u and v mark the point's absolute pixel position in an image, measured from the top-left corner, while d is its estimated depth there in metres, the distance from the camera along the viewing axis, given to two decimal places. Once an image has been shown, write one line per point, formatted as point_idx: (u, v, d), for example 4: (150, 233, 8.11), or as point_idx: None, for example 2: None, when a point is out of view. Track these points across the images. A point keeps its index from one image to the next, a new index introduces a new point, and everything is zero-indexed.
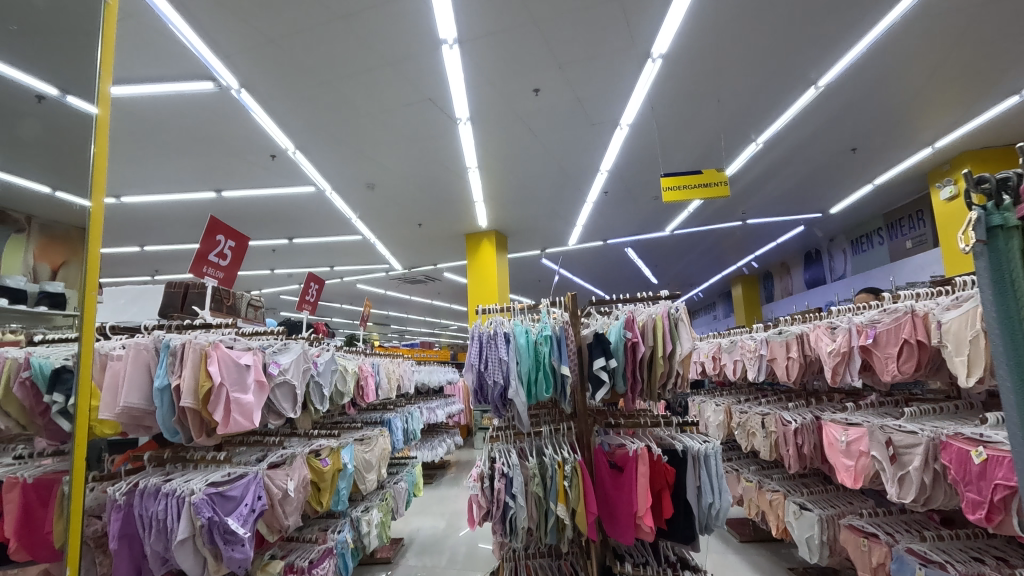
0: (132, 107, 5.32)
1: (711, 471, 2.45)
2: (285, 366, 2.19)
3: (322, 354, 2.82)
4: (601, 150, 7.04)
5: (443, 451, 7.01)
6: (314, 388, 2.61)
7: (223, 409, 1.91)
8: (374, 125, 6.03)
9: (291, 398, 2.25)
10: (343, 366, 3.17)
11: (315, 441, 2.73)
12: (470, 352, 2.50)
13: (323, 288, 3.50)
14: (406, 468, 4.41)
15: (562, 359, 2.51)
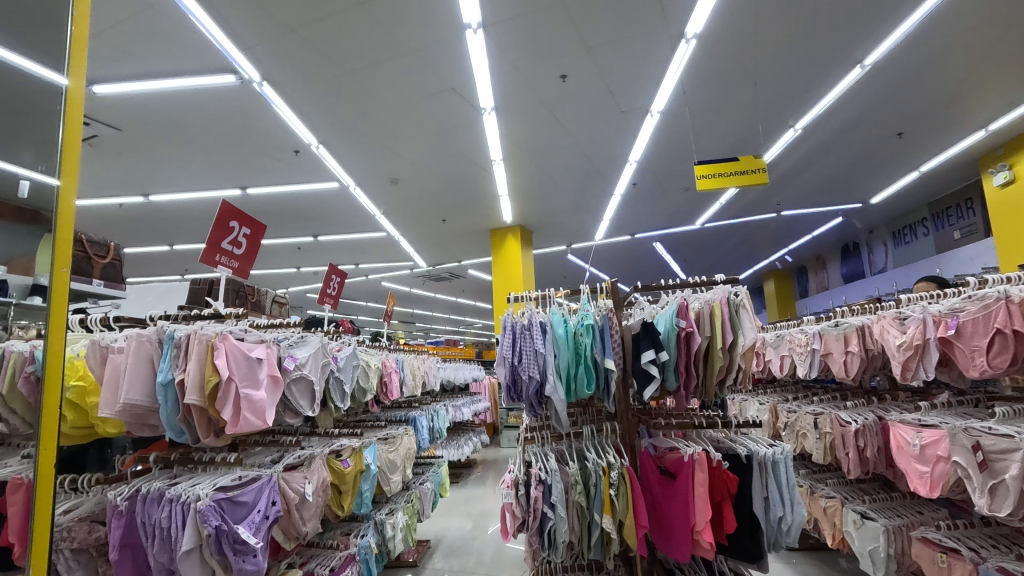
0: (158, 102, 5.31)
1: (781, 480, 2.26)
2: (301, 361, 2.07)
3: (343, 348, 2.69)
4: (630, 139, 6.80)
5: (470, 450, 6.88)
6: (335, 384, 2.49)
7: (234, 407, 1.77)
8: (398, 117, 5.92)
9: (309, 395, 2.13)
10: (365, 362, 3.04)
11: (337, 441, 2.60)
12: (503, 344, 2.33)
13: (345, 282, 3.37)
14: (432, 467, 4.27)
15: (605, 351, 2.32)
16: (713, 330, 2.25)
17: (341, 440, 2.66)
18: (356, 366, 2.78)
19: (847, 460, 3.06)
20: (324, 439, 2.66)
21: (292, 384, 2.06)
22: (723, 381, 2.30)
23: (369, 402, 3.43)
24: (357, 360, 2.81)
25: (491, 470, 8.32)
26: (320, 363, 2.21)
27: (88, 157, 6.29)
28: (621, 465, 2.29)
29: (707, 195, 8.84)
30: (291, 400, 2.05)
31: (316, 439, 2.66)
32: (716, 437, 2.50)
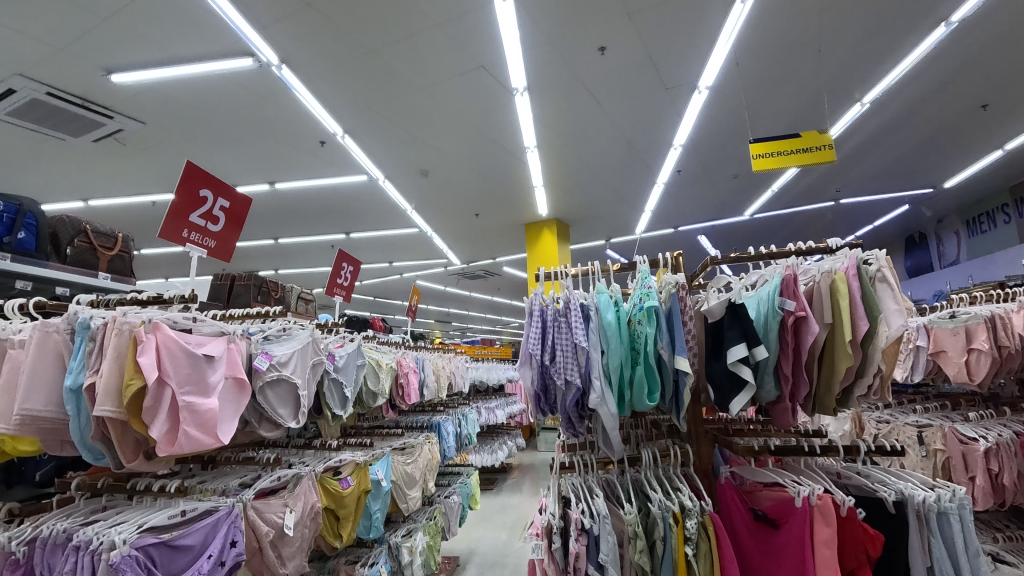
0: (178, 91, 5.13)
1: (946, 534, 1.84)
2: (280, 359, 1.85)
3: (346, 347, 2.37)
4: (675, 120, 6.27)
5: (504, 455, 6.51)
6: (331, 388, 2.20)
7: (172, 421, 1.41)
8: (425, 101, 5.58)
9: (293, 401, 1.90)
10: (374, 362, 2.68)
11: (338, 455, 2.28)
12: (531, 331, 1.91)
13: (359, 271, 3.02)
14: (460, 478, 3.90)
15: (676, 345, 1.82)
16: (836, 317, 1.75)
17: (345, 454, 2.34)
18: (361, 367, 2.45)
19: (972, 487, 2.57)
20: (323, 453, 2.32)
21: (265, 386, 1.80)
22: (850, 389, 1.81)
23: (384, 407, 3.07)
24: (362, 361, 2.47)
25: (527, 475, 7.94)
26: (306, 363, 1.98)
27: (117, 152, 6.21)
28: (700, 510, 1.81)
29: (758, 181, 8.18)
30: (268, 407, 1.80)
31: (313, 454, 2.31)
32: (835, 469, 2.12)
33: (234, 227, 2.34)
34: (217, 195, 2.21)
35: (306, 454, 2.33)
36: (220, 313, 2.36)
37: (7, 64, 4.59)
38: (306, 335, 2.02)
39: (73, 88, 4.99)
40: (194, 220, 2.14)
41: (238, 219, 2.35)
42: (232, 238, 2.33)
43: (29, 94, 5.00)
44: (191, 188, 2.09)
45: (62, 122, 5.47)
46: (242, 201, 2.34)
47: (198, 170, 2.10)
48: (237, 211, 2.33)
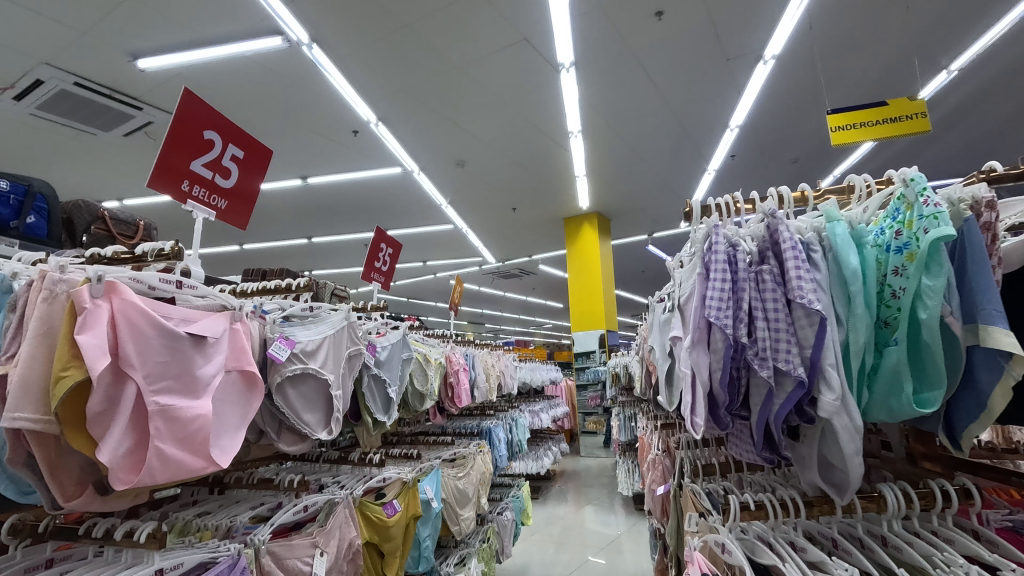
0: (205, 76, 4.90)
1: None
2: (302, 345, 1.47)
3: (390, 338, 2.00)
4: (734, 96, 5.73)
5: (550, 462, 6.07)
6: (372, 389, 1.83)
7: (138, 435, 1.05)
8: (463, 81, 5.22)
9: (324, 405, 1.53)
10: (422, 357, 2.29)
11: (381, 472, 1.91)
12: (715, 281, 1.13)
13: (399, 254, 2.63)
14: (512, 490, 3.49)
15: (992, 302, 1.03)
16: None
17: (389, 470, 1.97)
18: (408, 363, 2.08)
19: None
20: (363, 471, 1.92)
21: (285, 383, 1.43)
22: None
23: (431, 411, 2.69)
24: (410, 357, 2.10)
25: (572, 482, 7.50)
26: (339, 356, 1.60)
27: (148, 147, 6.03)
28: None
29: (821, 165, 7.54)
30: (290, 411, 1.42)
31: (350, 472, 1.92)
32: None
33: (247, 189, 1.85)
34: (227, 142, 1.73)
35: (340, 471, 1.94)
36: (234, 287, 1.98)
37: (32, 51, 4.41)
38: (338, 317, 1.64)
39: (100, 77, 4.80)
40: (197, 169, 1.64)
41: (250, 181, 1.86)
42: (244, 203, 1.83)
43: (57, 84, 4.83)
44: (195, 124, 1.61)
45: (91, 115, 5.30)
46: (257, 158, 1.87)
47: (205, 107, 1.63)
48: (250, 170, 1.85)
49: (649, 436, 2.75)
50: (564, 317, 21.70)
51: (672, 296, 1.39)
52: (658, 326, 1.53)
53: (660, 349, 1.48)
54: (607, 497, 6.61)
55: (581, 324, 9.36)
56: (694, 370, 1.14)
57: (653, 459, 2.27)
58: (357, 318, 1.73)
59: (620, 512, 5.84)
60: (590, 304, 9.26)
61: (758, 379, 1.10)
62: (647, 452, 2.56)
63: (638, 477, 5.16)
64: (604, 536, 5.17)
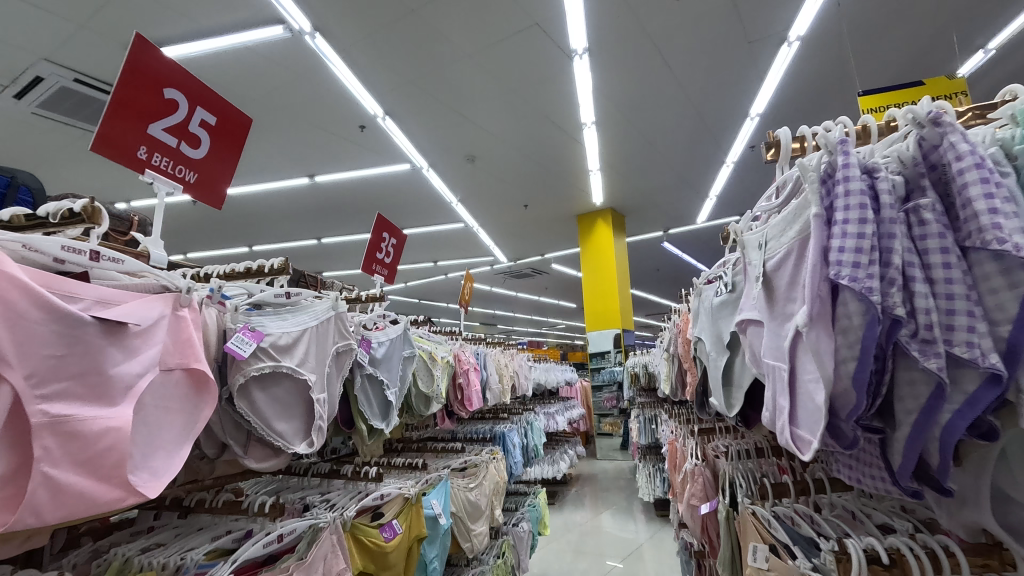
0: (206, 69, 4.75)
1: None
2: (273, 336, 1.27)
3: (389, 333, 1.79)
4: (755, 82, 5.47)
5: (567, 466, 5.84)
6: (365, 391, 1.61)
7: (17, 459, 0.80)
8: (471, 70, 5.03)
9: (302, 411, 1.33)
10: (427, 356, 2.09)
11: (379, 488, 1.68)
12: (839, 238, 0.78)
13: (403, 245, 2.42)
14: (527, 498, 3.28)
15: None
16: None
17: (388, 484, 1.76)
18: (409, 363, 1.87)
19: None
20: (357, 488, 1.70)
21: (251, 385, 1.22)
22: None
23: (439, 415, 2.48)
24: (412, 355, 1.91)
25: (589, 486, 7.27)
26: (322, 353, 1.41)
27: None
28: None
29: None
30: (261, 419, 1.21)
31: (342, 488, 1.71)
32: None
33: (221, 165, 1.51)
34: (193, 103, 1.39)
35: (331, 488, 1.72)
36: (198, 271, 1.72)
37: (30, 47, 4.30)
38: (322, 308, 1.44)
39: (101, 72, 4.68)
40: (157, 134, 1.30)
41: (226, 155, 1.53)
42: (217, 180, 1.50)
43: (57, 81, 4.71)
44: (155, 81, 1.28)
45: (94, 113, 5.18)
46: (237, 130, 1.54)
47: (167, 60, 1.30)
48: (227, 143, 1.52)
49: (678, 443, 2.50)
50: (577, 318, 21.43)
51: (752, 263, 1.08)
52: (710, 310, 1.34)
53: (712, 334, 1.32)
54: (626, 502, 6.37)
55: (595, 323, 9.11)
56: (813, 354, 0.82)
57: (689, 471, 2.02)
58: (346, 309, 1.52)
59: (640, 518, 5.60)
60: (605, 303, 9.01)
61: (913, 368, 0.78)
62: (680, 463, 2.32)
63: (659, 482, 4.91)
64: (624, 544, 4.94)
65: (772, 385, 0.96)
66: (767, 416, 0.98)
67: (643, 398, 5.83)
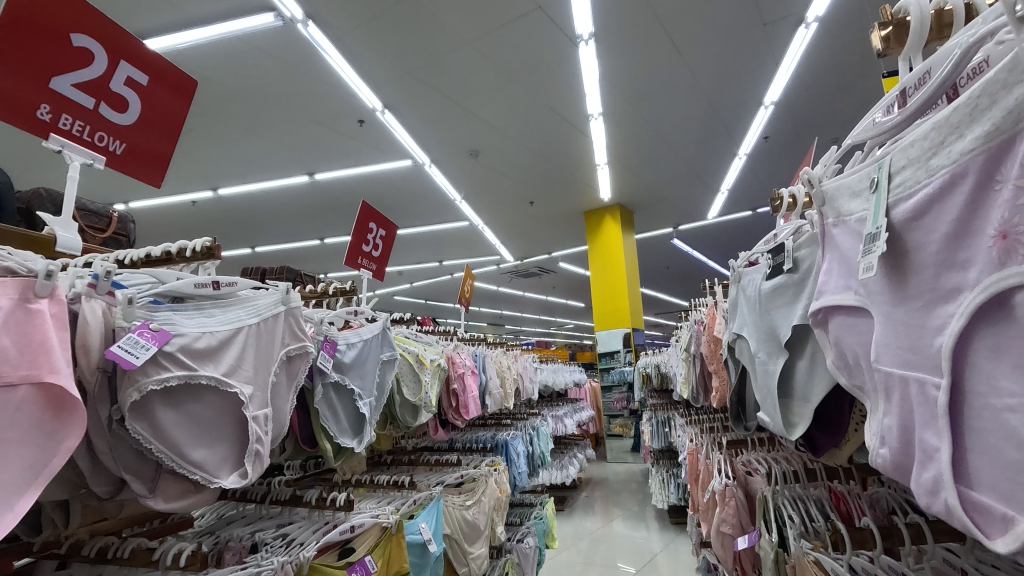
0: (198, 61, 4.59)
1: None
2: (183, 334, 1.01)
3: (363, 334, 1.60)
4: (770, 65, 5.22)
5: (576, 471, 5.63)
6: (327, 403, 1.42)
7: None
8: (472, 58, 4.82)
9: (237, 433, 1.07)
10: (413, 359, 1.90)
11: (350, 517, 1.46)
12: None
13: (392, 237, 2.21)
14: (533, 510, 3.07)
15: None
16: None
17: (364, 511, 1.54)
18: (388, 367, 1.68)
19: None
20: (318, 520, 1.45)
21: (154, 401, 0.94)
22: None
23: (433, 425, 2.28)
24: (393, 359, 1.71)
25: (599, 491, 7.05)
26: (265, 357, 1.17)
27: None
28: None
29: None
30: (171, 448, 0.95)
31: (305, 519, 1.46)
32: None
33: (161, 132, 1.34)
34: (117, 59, 1.22)
35: (293, 518, 1.48)
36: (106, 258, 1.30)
37: None
38: (265, 300, 1.21)
39: None
40: (63, 89, 1.12)
41: (167, 121, 1.36)
42: (154, 149, 1.32)
43: None
44: (61, 26, 1.12)
45: None
46: (178, 93, 1.38)
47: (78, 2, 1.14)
48: (166, 108, 1.35)
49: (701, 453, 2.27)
50: (585, 317, 21.18)
51: (862, 214, 0.77)
52: (759, 300, 1.13)
53: (765, 327, 1.09)
54: (637, 507, 6.15)
55: (604, 322, 8.87)
56: None
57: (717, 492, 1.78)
58: (302, 305, 1.31)
59: (652, 524, 5.38)
60: (613, 301, 8.77)
61: None
62: (703, 479, 2.08)
63: (673, 489, 4.69)
64: (636, 551, 4.73)
65: (896, 405, 0.67)
66: (878, 457, 0.71)
67: (655, 400, 5.60)
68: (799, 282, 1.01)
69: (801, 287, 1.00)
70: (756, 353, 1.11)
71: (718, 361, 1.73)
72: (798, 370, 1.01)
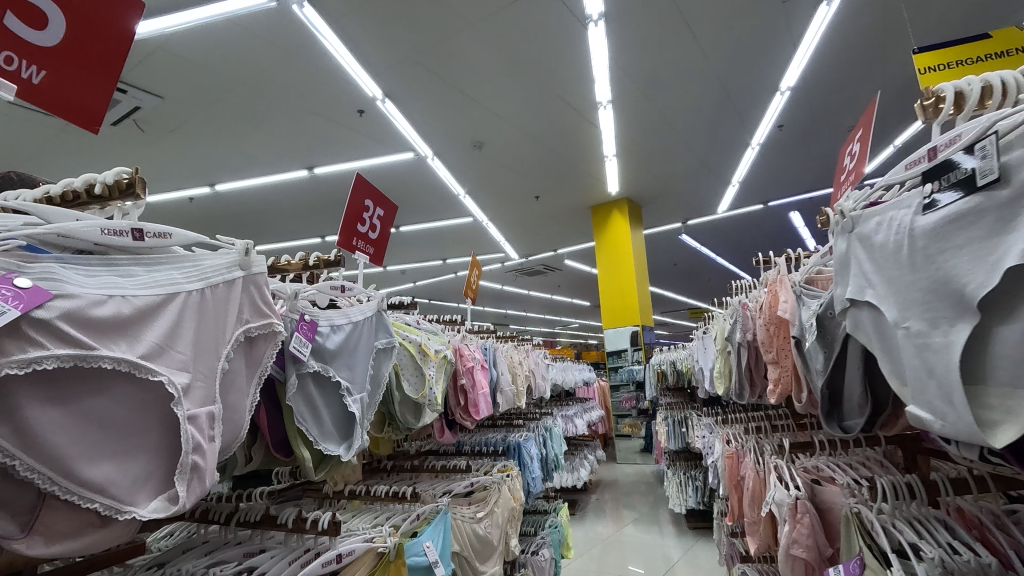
0: (189, 46, 4.40)
1: None
2: (74, 294, 0.77)
3: (351, 316, 1.40)
4: (788, 48, 4.99)
5: (587, 473, 5.40)
6: (306, 399, 1.22)
7: None
8: (476, 42, 4.61)
9: (166, 443, 0.87)
10: (414, 350, 1.68)
11: (338, 543, 1.24)
12: None
13: (390, 218, 1.99)
14: (548, 518, 2.86)
15: None
16: None
17: (355, 534, 1.32)
18: (385, 357, 1.47)
19: None
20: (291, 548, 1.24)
21: (19, 392, 0.70)
22: None
23: (438, 427, 2.06)
24: (391, 348, 1.50)
25: (610, 493, 6.82)
26: (211, 338, 0.97)
27: (141, 136, 5.62)
28: None
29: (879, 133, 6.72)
30: (51, 465, 0.71)
31: (280, 546, 1.25)
32: None
33: (86, 75, 1.19)
34: None
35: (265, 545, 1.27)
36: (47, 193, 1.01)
37: None
38: (212, 262, 1.03)
39: None
40: None
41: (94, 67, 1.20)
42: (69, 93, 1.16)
43: None
44: None
45: None
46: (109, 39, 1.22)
47: None
48: (95, 50, 1.20)
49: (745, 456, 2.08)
50: (591, 316, 20.93)
51: None
52: (910, 244, 0.91)
53: (926, 279, 0.87)
54: (650, 509, 5.92)
55: (612, 320, 8.64)
56: None
57: (779, 504, 1.57)
58: (264, 273, 1.13)
59: (668, 528, 5.15)
60: (622, 298, 8.54)
61: None
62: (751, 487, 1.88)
63: (692, 493, 4.47)
64: (651, 557, 4.51)
65: None
66: None
67: (669, 399, 5.36)
68: (1007, 204, 0.76)
69: (1014, 210, 0.75)
70: (897, 324, 0.91)
71: (777, 348, 1.57)
72: (1005, 350, 0.75)
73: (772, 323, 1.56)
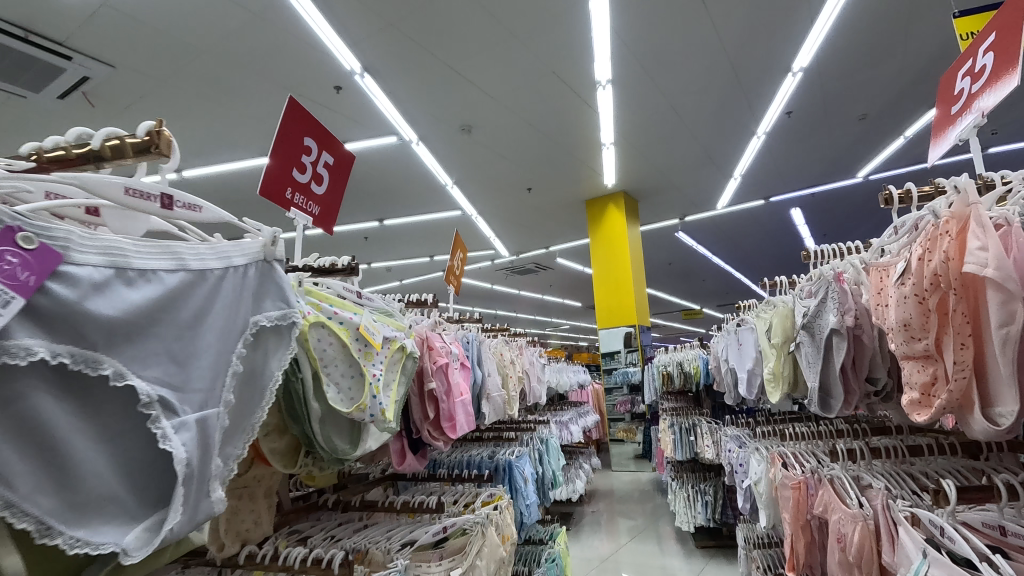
0: (141, 5, 3.91)
1: None
2: None
3: (187, 263, 0.85)
4: (804, 24, 4.58)
5: (583, 485, 4.95)
6: (13, 422, 0.61)
7: None
8: (464, 5, 4.14)
9: None
10: (350, 339, 1.20)
11: None
12: None
13: (335, 160, 1.50)
14: (546, 547, 2.44)
15: None
16: None
17: None
18: (271, 340, 0.98)
19: None
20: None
21: None
22: None
23: (395, 453, 1.61)
24: (288, 326, 1.00)
25: (605, 502, 6.37)
26: None
27: (93, 111, 5.08)
28: None
29: (890, 123, 6.36)
30: None
31: None
32: None
33: None
34: None
35: None
36: None
37: None
38: None
39: (14, 14, 3.85)
40: None
41: None
42: None
43: None
44: None
45: (13, 68, 4.33)
46: None
47: None
48: None
49: (821, 490, 1.65)
50: (581, 317, 20.48)
51: None
52: None
53: None
54: (650, 522, 5.47)
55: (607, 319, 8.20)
56: None
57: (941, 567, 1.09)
58: None
59: (670, 544, 4.71)
60: (617, 296, 8.10)
61: None
62: (851, 536, 1.42)
63: (701, 508, 4.05)
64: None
65: None
66: None
67: (672, 403, 4.92)
68: None
69: None
70: None
71: (938, 330, 1.09)
72: None
73: (950, 286, 1.04)
